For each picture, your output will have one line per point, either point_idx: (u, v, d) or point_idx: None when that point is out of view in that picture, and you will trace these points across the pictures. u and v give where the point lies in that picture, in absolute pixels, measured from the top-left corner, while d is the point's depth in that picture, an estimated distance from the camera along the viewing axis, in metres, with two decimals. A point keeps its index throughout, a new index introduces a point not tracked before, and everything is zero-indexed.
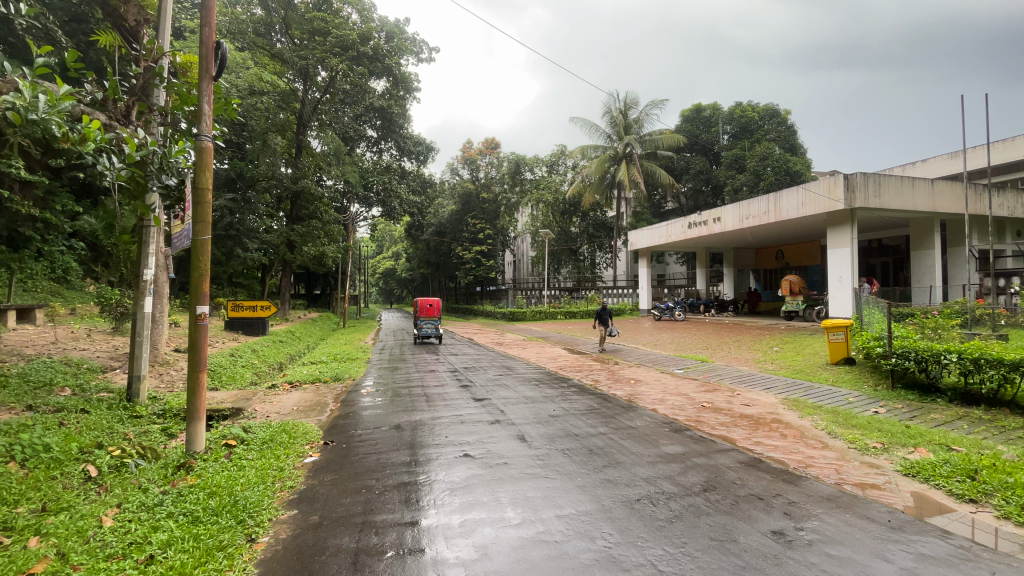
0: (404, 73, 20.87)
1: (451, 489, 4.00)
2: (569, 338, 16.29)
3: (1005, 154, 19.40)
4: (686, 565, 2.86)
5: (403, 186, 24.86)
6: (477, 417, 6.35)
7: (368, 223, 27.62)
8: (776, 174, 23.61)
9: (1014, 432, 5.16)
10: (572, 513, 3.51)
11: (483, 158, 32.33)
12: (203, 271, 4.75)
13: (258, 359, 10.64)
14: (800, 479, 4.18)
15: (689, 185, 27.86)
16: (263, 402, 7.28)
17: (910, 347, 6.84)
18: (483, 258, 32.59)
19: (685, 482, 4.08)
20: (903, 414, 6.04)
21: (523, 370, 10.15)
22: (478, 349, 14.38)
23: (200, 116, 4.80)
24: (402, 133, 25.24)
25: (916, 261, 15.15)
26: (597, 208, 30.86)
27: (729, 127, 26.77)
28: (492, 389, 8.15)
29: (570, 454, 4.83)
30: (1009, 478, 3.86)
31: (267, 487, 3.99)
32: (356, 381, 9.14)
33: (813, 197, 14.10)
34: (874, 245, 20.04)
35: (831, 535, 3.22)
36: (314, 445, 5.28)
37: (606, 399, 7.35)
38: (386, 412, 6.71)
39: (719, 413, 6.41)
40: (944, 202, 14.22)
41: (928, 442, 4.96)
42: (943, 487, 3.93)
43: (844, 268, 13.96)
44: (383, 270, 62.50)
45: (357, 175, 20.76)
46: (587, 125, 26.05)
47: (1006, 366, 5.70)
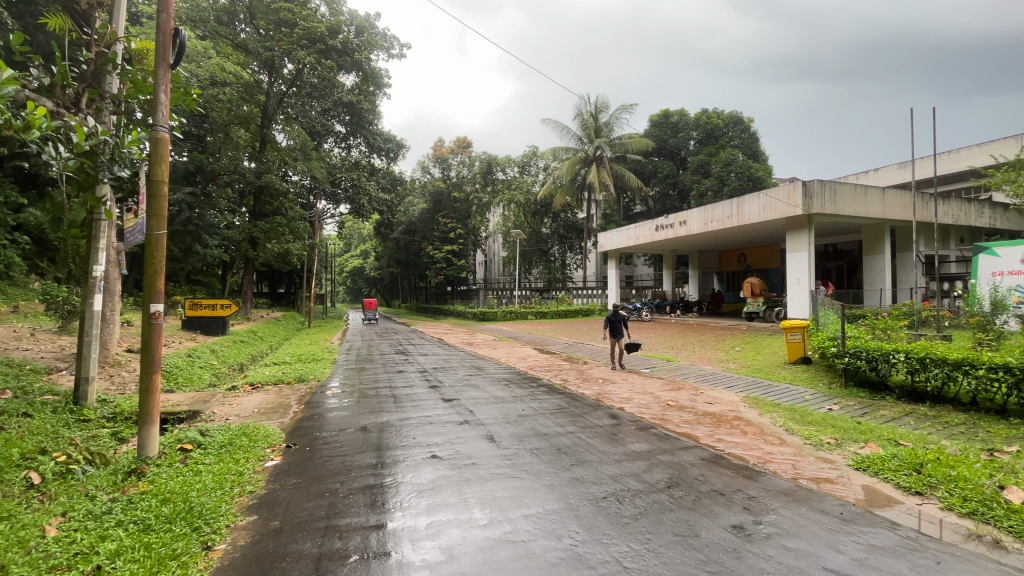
0: (373, 69, 20.66)
1: (418, 491, 3.94)
2: (538, 338, 16.54)
3: (950, 165, 20.62)
4: (651, 561, 2.90)
5: (372, 184, 24.41)
6: (445, 417, 6.29)
7: (335, 221, 27.06)
8: (739, 180, 24.50)
9: (956, 428, 5.49)
10: (539, 513, 3.51)
11: (454, 157, 31.95)
12: (157, 268, 4.50)
13: (217, 360, 10.25)
14: (760, 475, 4.31)
15: (657, 188, 28.63)
16: (220, 405, 6.99)
17: (862, 347, 7.19)
18: (454, 258, 32.30)
19: (650, 480, 4.15)
20: (855, 411, 6.34)
21: (493, 370, 10.13)
22: (448, 350, 14.19)
23: (154, 105, 4.54)
24: (371, 128, 24.69)
25: (867, 265, 15.90)
26: (568, 209, 31.21)
27: (695, 133, 27.41)
28: (462, 390, 8.08)
29: (538, 454, 4.84)
30: (953, 471, 4.08)
31: (225, 493, 3.84)
32: (319, 383, 8.90)
33: (774, 202, 14.64)
34: (829, 249, 20.98)
35: (787, 528, 3.33)
36: (275, 449, 5.10)
37: (575, 399, 7.40)
38: (352, 414, 6.56)
39: (684, 411, 6.56)
40: (894, 211, 14.96)
41: (877, 437, 5.20)
42: (891, 480, 4.14)
43: (801, 271, 14.54)
44: (350, 270, 60.81)
45: (324, 171, 20.36)
46: (559, 128, 26.39)
47: (949, 365, 6.05)
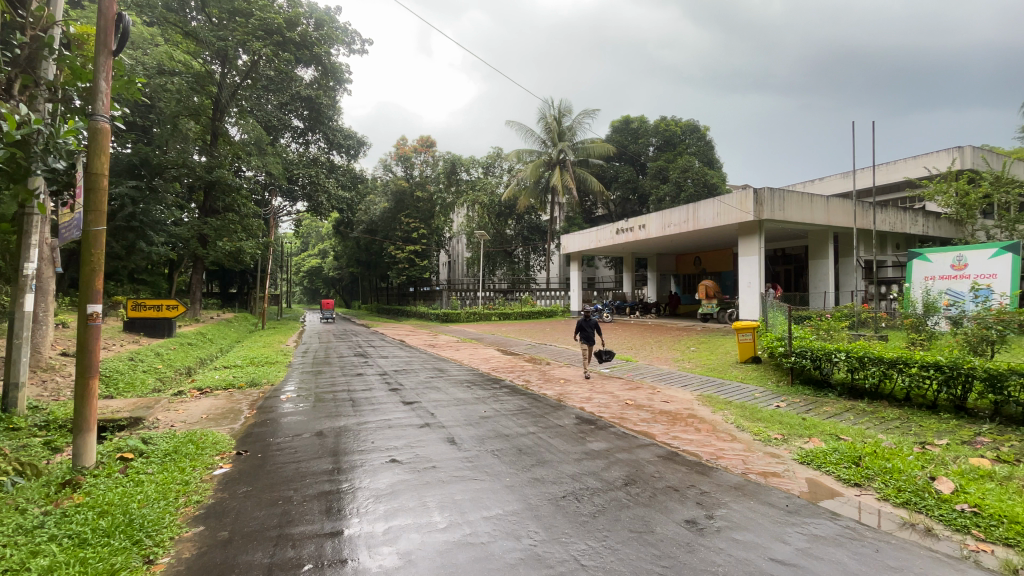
0: (333, 63, 20.27)
1: (376, 496, 3.86)
2: (502, 339, 16.59)
3: (887, 176, 22.07)
4: (607, 558, 2.96)
5: (331, 181, 23.83)
6: (405, 420, 6.20)
7: (292, 219, 26.25)
8: (695, 186, 25.38)
9: (890, 422, 5.87)
10: (498, 514, 3.52)
11: (417, 156, 31.57)
12: (95, 266, 4.22)
13: (162, 364, 9.71)
14: (712, 471, 4.46)
15: (618, 193, 29.23)
16: (166, 412, 6.64)
17: (807, 347, 7.58)
18: (417, 258, 31.86)
19: (608, 478, 4.23)
20: (801, 408, 6.68)
21: (455, 372, 10.07)
22: (409, 352, 13.98)
23: (94, 94, 4.26)
24: (331, 125, 24.05)
25: (813, 269, 16.78)
26: (531, 211, 31.53)
27: (654, 139, 28.22)
28: (423, 392, 7.98)
29: (499, 455, 4.84)
30: (888, 464, 4.36)
31: (169, 504, 3.65)
32: (274, 387, 8.58)
33: (727, 208, 15.22)
34: (778, 254, 22.03)
35: (737, 521, 3.47)
36: (224, 456, 4.89)
37: (536, 399, 7.47)
38: (307, 419, 6.35)
39: (641, 410, 6.73)
40: (837, 218, 15.85)
41: (820, 432, 5.50)
42: (832, 473, 4.38)
43: (752, 274, 15.20)
44: (306, 270, 58.83)
45: (280, 167, 19.72)
46: (523, 130, 26.59)
47: (886, 363, 6.45)
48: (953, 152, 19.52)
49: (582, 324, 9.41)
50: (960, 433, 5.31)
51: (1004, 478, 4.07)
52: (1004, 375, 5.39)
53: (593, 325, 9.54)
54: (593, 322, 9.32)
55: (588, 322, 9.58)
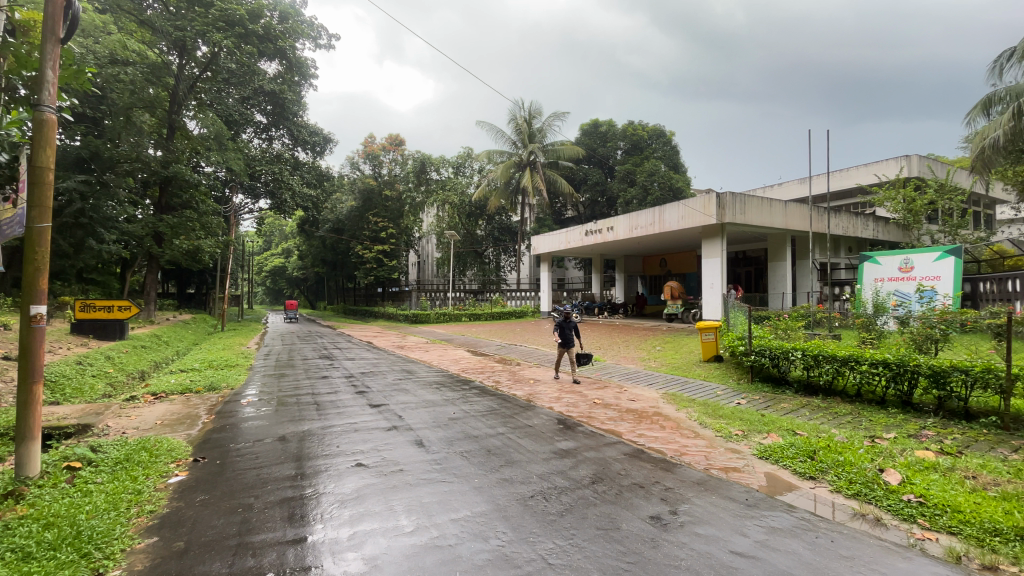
0: (298, 58, 19.79)
1: (341, 501, 3.78)
2: (471, 340, 16.55)
3: (841, 183, 23.16)
4: (574, 556, 2.98)
5: (296, 178, 23.25)
6: (372, 423, 6.10)
7: (254, 216, 25.46)
8: (661, 189, 25.97)
9: (842, 417, 6.16)
10: (466, 516, 3.50)
11: (387, 154, 31.06)
12: (40, 265, 3.97)
13: (113, 367, 9.23)
14: (676, 467, 4.57)
15: (587, 195, 29.66)
16: (117, 418, 6.32)
17: (766, 346, 7.86)
18: (385, 258, 31.37)
19: (576, 476, 4.27)
20: (760, 405, 6.92)
21: (424, 373, 9.97)
22: (377, 354, 13.76)
23: (39, 83, 4.01)
24: (296, 120, 23.44)
25: (772, 270, 17.43)
26: (502, 212, 31.60)
27: (622, 143, 28.74)
28: (391, 394, 7.88)
29: (468, 456, 4.82)
30: (841, 457, 4.57)
31: (120, 514, 3.47)
32: (234, 391, 8.29)
33: (691, 212, 15.65)
34: (739, 256, 22.78)
35: (699, 516, 3.56)
36: (180, 463, 4.68)
37: (505, 399, 7.48)
38: (270, 423, 6.16)
39: (608, 409, 6.83)
40: (794, 222, 16.49)
41: (778, 428, 5.72)
42: (789, 467, 4.56)
43: (715, 275, 15.67)
44: (269, 270, 56.99)
45: (241, 163, 19.12)
46: (494, 131, 26.59)
47: (838, 361, 6.76)
48: (901, 161, 20.62)
49: (560, 325, 9.05)
50: (906, 427, 5.61)
51: (947, 469, 4.32)
52: (946, 371, 5.72)
53: (571, 326, 9.17)
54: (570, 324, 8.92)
55: (567, 322, 9.22)
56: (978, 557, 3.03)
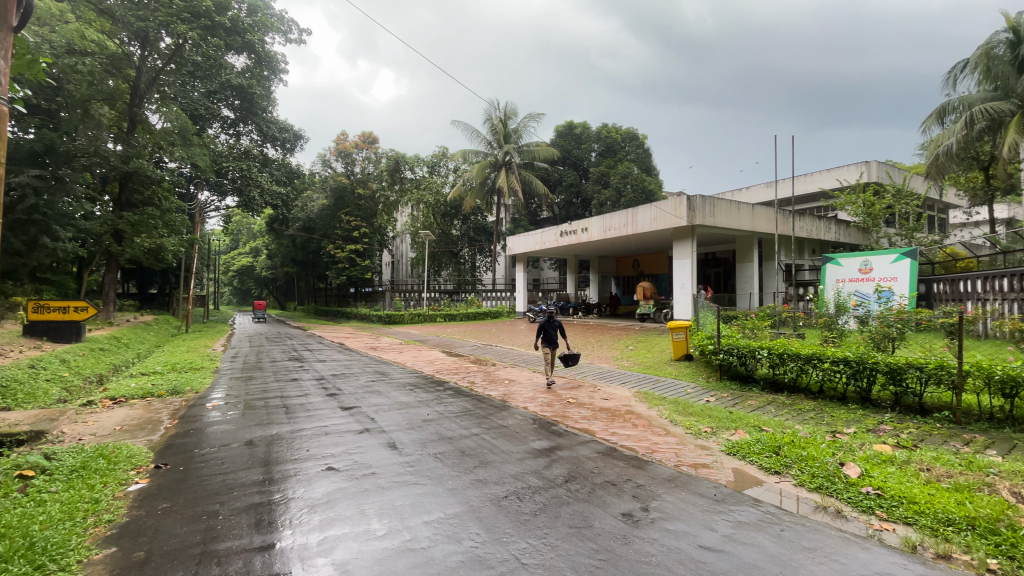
0: (268, 52, 19.32)
1: (311, 506, 3.70)
2: (446, 340, 16.45)
3: (805, 187, 23.97)
4: (547, 555, 3.00)
5: (265, 175, 22.67)
6: (343, 426, 5.99)
7: (221, 214, 24.71)
8: (634, 191, 26.36)
9: (806, 413, 6.37)
10: (440, 518, 3.48)
11: (359, 152, 30.54)
12: None
13: (68, 371, 8.80)
14: (647, 464, 4.65)
15: (562, 196, 29.88)
16: (73, 424, 6.04)
17: (733, 345, 8.08)
18: (358, 258, 30.88)
19: (550, 475, 4.30)
20: (728, 402, 7.11)
21: (398, 375, 9.87)
22: (349, 355, 13.51)
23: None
24: (264, 116, 22.84)
25: (740, 271, 17.90)
26: (477, 212, 31.56)
27: (596, 145, 29.07)
28: (363, 396, 7.76)
29: (441, 458, 4.79)
30: (804, 452, 4.73)
31: (76, 524, 3.31)
32: (199, 394, 8.02)
33: (662, 214, 15.96)
34: (709, 257, 23.32)
35: (670, 512, 3.64)
36: (141, 470, 4.51)
37: (480, 400, 7.46)
38: (236, 428, 5.98)
39: (582, 408, 6.90)
40: (761, 224, 16.99)
41: (745, 424, 5.88)
42: (755, 462, 4.69)
43: (685, 276, 16.00)
44: (237, 270, 55.35)
45: (207, 159, 18.57)
46: (469, 131, 26.53)
47: (802, 359, 7.00)
48: (861, 166, 21.45)
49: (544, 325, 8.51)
50: (865, 422, 5.85)
51: (903, 462, 4.52)
52: (902, 368, 5.99)
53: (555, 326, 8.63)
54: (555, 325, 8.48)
55: (551, 323, 8.65)
56: (932, 547, 3.18)
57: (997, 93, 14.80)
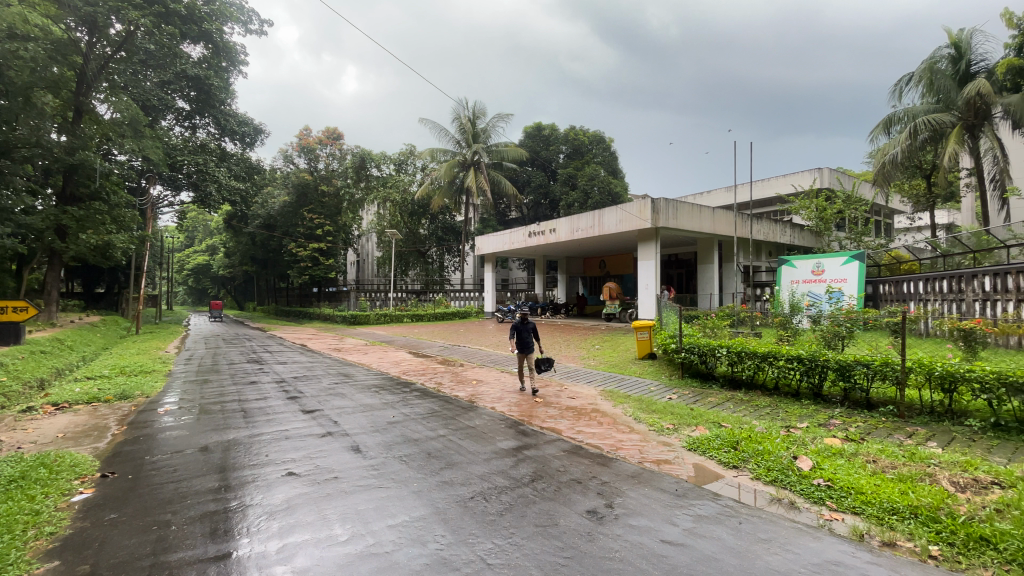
0: (226, 42, 18.66)
1: (270, 513, 3.59)
2: (413, 341, 16.25)
3: (763, 191, 24.93)
4: (512, 555, 3.01)
5: (223, 170, 21.86)
6: (305, 430, 5.83)
7: (175, 210, 23.66)
8: (601, 193, 26.77)
9: (762, 409, 6.62)
10: (405, 521, 3.43)
11: (323, 148, 29.76)
12: None
13: (4, 376, 8.21)
14: (611, 461, 4.72)
15: (530, 197, 30.04)
16: (10, 432, 5.64)
17: (694, 343, 8.32)
18: (321, 256, 30.13)
19: (516, 475, 4.32)
20: (689, 399, 7.31)
21: (363, 376, 9.68)
22: (311, 357, 13.16)
23: None
24: (222, 108, 21.93)
25: (701, 272, 18.44)
26: (445, 212, 31.36)
27: (564, 147, 29.37)
28: (326, 399, 7.57)
29: (407, 460, 4.73)
30: (760, 446, 4.92)
31: (13, 538, 3.10)
32: (150, 399, 7.64)
33: (628, 216, 16.26)
34: (672, 258, 23.93)
35: (633, 507, 3.71)
36: (86, 479, 4.26)
37: (448, 401, 7.41)
38: (190, 434, 5.72)
39: (549, 407, 6.94)
40: (721, 227, 17.56)
41: (705, 420, 6.06)
42: (715, 457, 4.84)
43: (650, 276, 16.36)
44: (192, 268, 53.02)
45: (160, 153, 17.76)
46: (437, 130, 26.35)
47: (758, 357, 7.28)
48: (814, 173, 22.48)
49: (518, 329, 7.90)
50: (817, 416, 6.14)
51: (851, 454, 4.76)
52: (850, 365, 6.31)
53: (529, 330, 8.04)
54: (530, 328, 7.94)
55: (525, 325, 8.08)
56: (878, 535, 3.36)
57: (938, 105, 15.77)
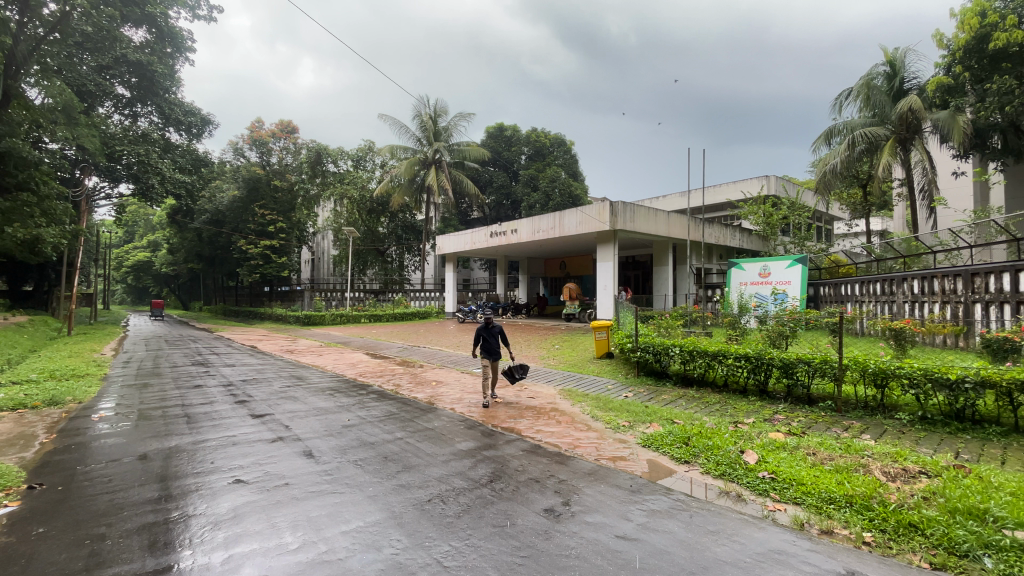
0: (171, 27, 17.71)
1: (215, 523, 3.42)
2: (370, 342, 15.89)
3: (715, 197, 25.95)
4: (469, 556, 2.99)
5: (166, 162, 20.71)
6: (254, 435, 5.59)
7: (112, 203, 22.18)
8: (562, 195, 27.11)
9: (713, 406, 6.89)
10: (359, 527, 3.36)
11: (276, 142, 28.77)
12: None
13: None
14: (569, 460, 4.79)
15: (492, 197, 30.04)
16: None
17: (649, 343, 8.56)
18: (274, 254, 29.01)
19: (474, 476, 4.30)
20: (644, 397, 7.50)
21: (317, 379, 9.39)
22: (262, 359, 12.62)
23: None
24: (167, 97, 20.76)
25: (657, 274, 18.98)
26: (405, 210, 30.92)
27: (526, 148, 29.58)
28: (278, 403, 7.30)
29: (363, 464, 4.62)
30: (710, 441, 5.11)
31: None
32: (83, 405, 7.12)
33: (587, 218, 16.54)
34: (630, 260, 24.51)
35: (589, 505, 3.77)
36: (9, 492, 3.92)
37: (406, 403, 7.31)
38: (128, 441, 5.38)
39: (508, 407, 6.95)
40: (676, 231, 18.14)
41: (659, 417, 6.24)
42: (668, 453, 4.99)
43: (608, 277, 16.69)
44: (131, 266, 49.85)
45: (96, 142, 16.60)
46: (397, 126, 25.92)
47: (709, 356, 7.58)
48: (761, 180, 23.63)
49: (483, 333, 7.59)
50: (763, 412, 6.44)
51: (793, 448, 5.02)
52: (793, 363, 6.66)
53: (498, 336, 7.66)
54: (496, 332, 7.59)
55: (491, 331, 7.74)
56: (817, 524, 3.56)
57: (875, 119, 16.85)
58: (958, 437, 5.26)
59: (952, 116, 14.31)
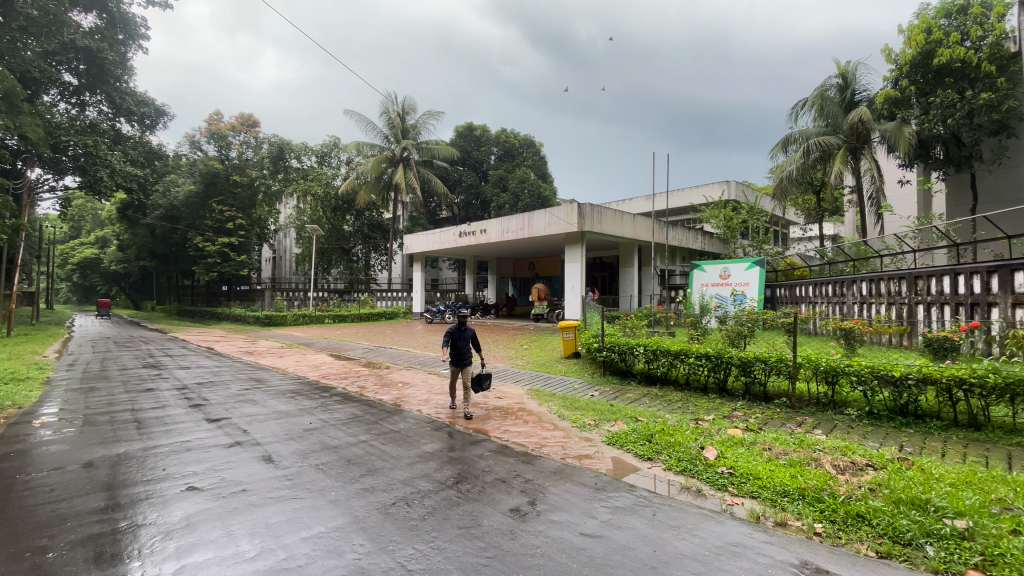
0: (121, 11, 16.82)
1: (167, 532, 3.28)
2: (335, 343, 15.51)
3: (680, 200, 26.62)
4: (434, 558, 2.97)
5: (117, 155, 19.74)
6: (210, 441, 5.38)
7: (56, 197, 20.86)
8: (530, 196, 27.24)
9: (676, 403, 7.06)
10: (320, 533, 3.27)
11: (235, 135, 27.88)
12: None
13: None
14: (535, 459, 4.81)
15: (461, 197, 29.89)
16: None
17: (614, 343, 8.71)
18: (233, 252, 27.98)
19: (440, 478, 4.27)
20: (609, 396, 7.62)
21: (278, 381, 9.11)
22: (218, 361, 12.13)
23: None
24: (118, 86, 19.72)
25: (622, 275, 19.32)
26: (372, 208, 30.40)
27: (495, 148, 29.58)
28: (236, 407, 7.04)
29: (325, 469, 4.52)
30: (672, 438, 5.24)
31: None
32: (22, 411, 6.67)
33: (556, 220, 16.68)
34: (597, 261, 24.86)
35: (555, 503, 3.81)
36: None
37: (371, 405, 7.18)
38: (72, 448, 5.07)
39: (475, 408, 6.93)
40: (641, 233, 18.52)
41: (624, 415, 6.36)
42: (631, 450, 5.09)
43: (575, 278, 16.89)
44: (77, 264, 47.05)
45: (39, 132, 15.59)
46: (363, 122, 25.46)
47: (672, 355, 7.78)
48: (723, 185, 24.38)
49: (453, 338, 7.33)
50: (722, 409, 6.65)
51: (750, 443, 5.20)
52: (751, 361, 6.90)
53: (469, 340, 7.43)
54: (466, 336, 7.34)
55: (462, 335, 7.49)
56: (772, 516, 3.71)
57: (828, 129, 17.53)
58: (901, 431, 5.57)
59: (898, 128, 14.95)
